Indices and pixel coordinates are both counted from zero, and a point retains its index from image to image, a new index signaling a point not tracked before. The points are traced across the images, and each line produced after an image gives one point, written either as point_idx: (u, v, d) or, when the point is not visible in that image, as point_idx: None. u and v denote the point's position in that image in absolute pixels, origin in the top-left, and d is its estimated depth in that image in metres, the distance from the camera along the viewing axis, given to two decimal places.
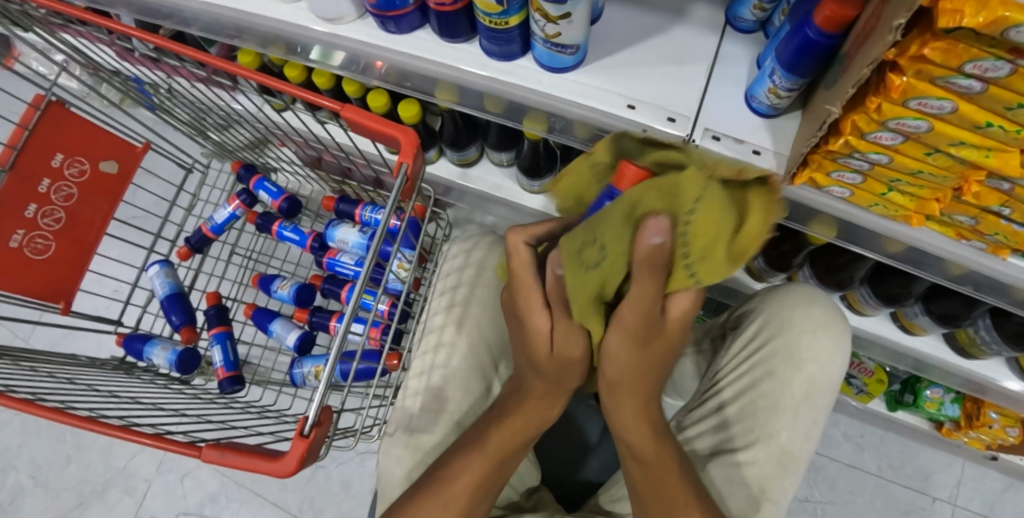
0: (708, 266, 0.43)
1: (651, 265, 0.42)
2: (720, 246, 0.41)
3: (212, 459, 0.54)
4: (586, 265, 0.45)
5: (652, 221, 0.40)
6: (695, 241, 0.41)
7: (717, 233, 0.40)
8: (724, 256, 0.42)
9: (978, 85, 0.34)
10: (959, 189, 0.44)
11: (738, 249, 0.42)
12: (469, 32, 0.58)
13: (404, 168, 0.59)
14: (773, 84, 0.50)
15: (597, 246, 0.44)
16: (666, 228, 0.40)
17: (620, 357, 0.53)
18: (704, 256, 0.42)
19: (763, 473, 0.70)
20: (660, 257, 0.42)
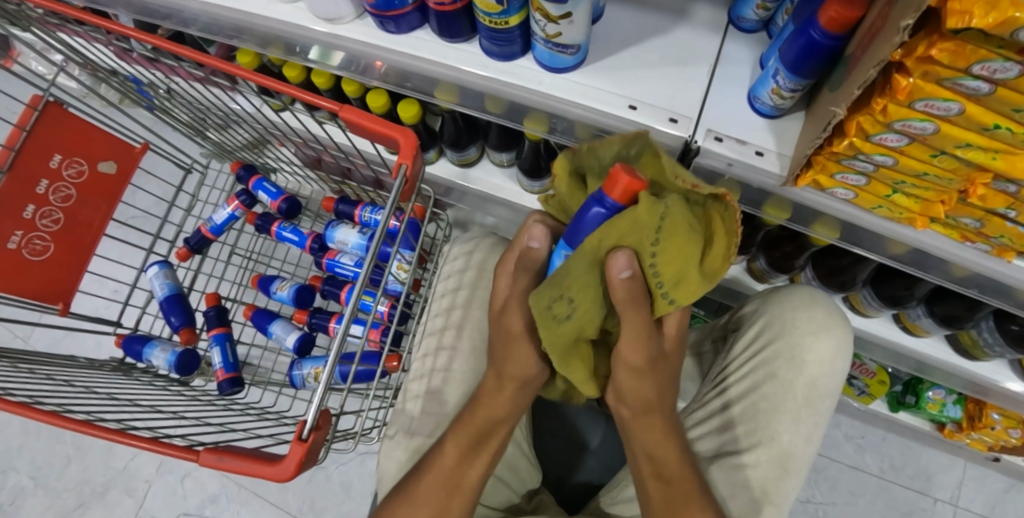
0: (682, 289, 0.49)
1: (633, 299, 0.48)
2: (691, 270, 0.47)
3: (210, 463, 0.54)
4: (559, 320, 0.50)
5: (617, 261, 0.45)
6: (665, 266, 0.47)
7: (683, 257, 0.46)
8: (695, 279, 0.48)
9: (987, 86, 0.33)
10: (964, 191, 0.44)
11: (707, 268, 0.48)
12: (469, 32, 0.58)
13: (404, 169, 0.58)
14: (776, 85, 0.49)
15: (566, 299, 0.48)
16: (631, 261, 0.45)
17: (636, 391, 0.57)
18: (676, 281, 0.48)
19: (764, 475, 0.69)
20: (636, 287, 0.47)
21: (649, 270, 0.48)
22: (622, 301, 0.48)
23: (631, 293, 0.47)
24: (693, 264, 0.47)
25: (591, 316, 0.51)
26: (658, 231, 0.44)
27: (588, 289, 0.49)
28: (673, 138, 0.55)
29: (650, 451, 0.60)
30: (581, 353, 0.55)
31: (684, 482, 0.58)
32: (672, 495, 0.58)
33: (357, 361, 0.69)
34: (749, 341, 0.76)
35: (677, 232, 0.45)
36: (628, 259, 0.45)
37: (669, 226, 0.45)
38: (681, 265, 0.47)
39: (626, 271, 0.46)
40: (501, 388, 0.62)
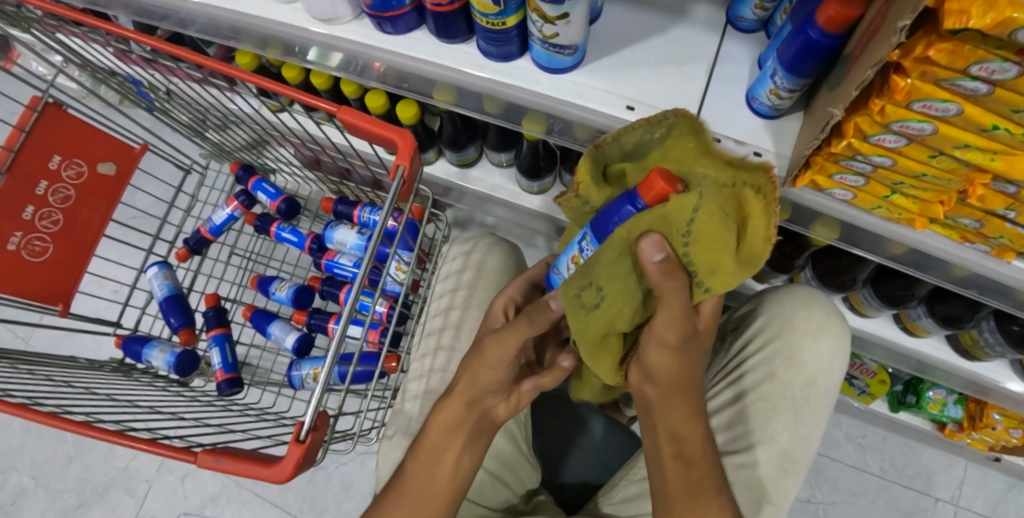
0: (718, 277, 0.48)
1: (670, 282, 0.47)
2: (726, 255, 0.46)
3: (207, 464, 0.54)
4: (586, 308, 0.50)
5: (650, 244, 0.45)
6: (701, 252, 0.46)
7: (718, 240, 0.46)
8: (730, 266, 0.47)
9: (985, 87, 0.33)
10: (963, 192, 0.44)
11: (740, 251, 0.47)
12: (466, 33, 0.57)
13: (401, 170, 0.58)
14: (774, 85, 0.49)
15: (595, 287, 0.49)
16: (663, 245, 0.45)
17: (666, 367, 0.56)
18: (710, 270, 0.48)
19: (760, 475, 0.69)
20: (671, 272, 0.47)
21: (683, 257, 0.47)
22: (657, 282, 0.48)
23: (664, 275, 0.47)
24: (729, 249, 0.46)
25: (623, 307, 0.51)
26: (692, 219, 0.45)
27: (619, 278, 0.48)
28: None
29: (673, 429, 0.59)
30: (610, 345, 0.55)
31: (701, 466, 0.58)
32: (690, 478, 0.58)
33: (356, 362, 0.69)
34: (748, 341, 0.75)
35: (710, 213, 0.45)
36: (657, 242, 0.45)
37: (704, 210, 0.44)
38: (716, 249, 0.46)
39: (659, 254, 0.45)
40: (498, 390, 0.62)
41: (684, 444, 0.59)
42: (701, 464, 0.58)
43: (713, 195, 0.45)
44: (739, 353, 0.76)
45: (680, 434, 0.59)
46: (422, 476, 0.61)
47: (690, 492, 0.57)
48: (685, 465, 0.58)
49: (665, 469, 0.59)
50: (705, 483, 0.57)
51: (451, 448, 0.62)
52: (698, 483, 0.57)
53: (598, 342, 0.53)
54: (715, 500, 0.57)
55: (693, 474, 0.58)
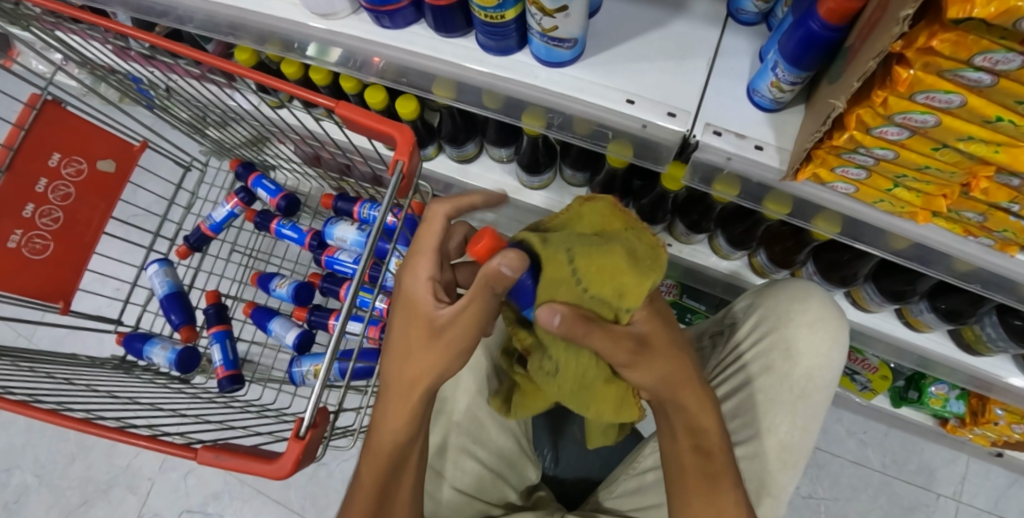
0: (630, 296, 0.52)
1: (583, 324, 0.50)
2: (630, 275, 0.50)
3: (207, 461, 0.53)
4: (549, 374, 0.57)
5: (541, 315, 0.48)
6: (600, 284, 0.50)
7: (620, 274, 0.50)
8: (634, 283, 0.51)
9: (988, 78, 0.33)
10: (966, 185, 0.43)
11: (641, 266, 0.51)
12: (464, 27, 0.57)
13: (400, 166, 0.58)
14: (776, 77, 0.48)
15: (551, 361, 0.56)
16: (557, 308, 0.49)
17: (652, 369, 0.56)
18: (619, 293, 0.51)
19: (761, 467, 0.70)
20: (579, 317, 0.49)
21: (594, 303, 0.51)
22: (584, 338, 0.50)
23: (575, 333, 0.49)
24: (627, 268, 0.50)
25: (582, 363, 0.56)
26: (572, 264, 0.49)
27: (553, 342, 0.54)
28: (671, 132, 0.54)
29: (691, 424, 0.59)
30: (602, 392, 0.58)
31: (720, 458, 0.59)
32: (708, 471, 0.58)
33: (357, 358, 0.67)
34: (746, 333, 0.75)
35: (601, 268, 0.50)
36: (548, 311, 0.48)
37: (590, 273, 0.50)
38: (618, 286, 0.51)
39: (506, 268, 0.46)
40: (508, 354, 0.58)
41: (702, 437, 0.59)
42: (718, 457, 0.59)
43: (593, 251, 0.50)
44: (738, 345, 0.76)
45: (698, 426, 0.59)
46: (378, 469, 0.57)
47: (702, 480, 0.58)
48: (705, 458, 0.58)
49: (683, 461, 0.59)
50: (722, 475, 0.58)
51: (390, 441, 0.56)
52: (715, 476, 0.58)
53: (586, 393, 0.58)
54: (731, 494, 0.58)
55: (710, 467, 0.58)
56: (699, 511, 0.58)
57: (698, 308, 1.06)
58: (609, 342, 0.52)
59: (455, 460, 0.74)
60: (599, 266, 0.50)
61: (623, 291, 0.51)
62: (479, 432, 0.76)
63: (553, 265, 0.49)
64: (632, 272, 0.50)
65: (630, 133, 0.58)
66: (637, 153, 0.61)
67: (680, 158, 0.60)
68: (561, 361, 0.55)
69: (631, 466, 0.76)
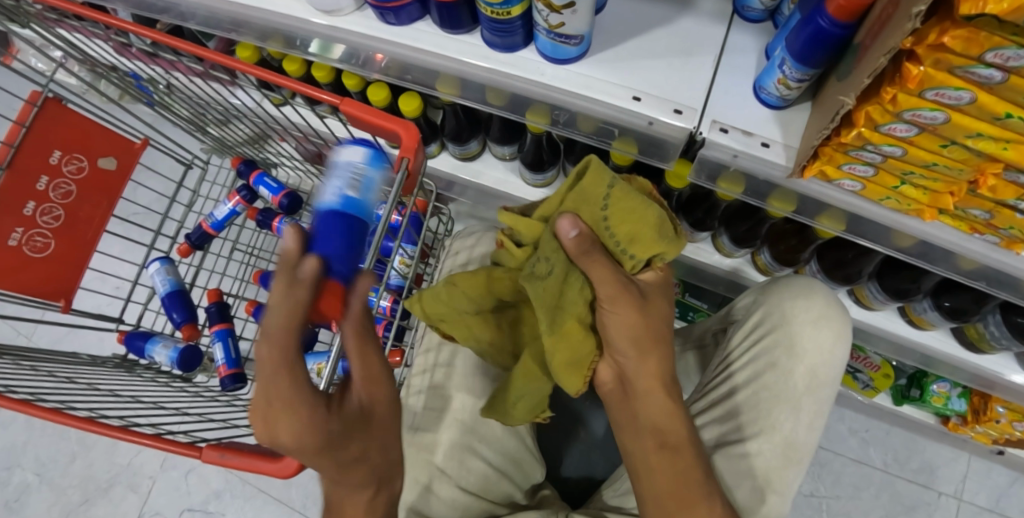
0: (640, 245, 0.58)
1: (588, 252, 0.56)
2: (650, 230, 0.57)
3: (213, 459, 0.54)
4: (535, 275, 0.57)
5: (564, 222, 0.55)
6: (620, 226, 0.57)
7: (641, 226, 0.57)
8: (650, 236, 0.57)
9: (999, 74, 0.32)
10: (974, 182, 0.43)
11: (661, 233, 0.58)
12: (471, 23, 0.57)
13: (405, 163, 0.57)
14: (783, 74, 0.48)
15: (546, 261, 0.57)
16: (573, 221, 0.55)
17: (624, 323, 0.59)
18: (632, 238, 0.58)
19: (766, 465, 0.69)
20: (589, 241, 0.56)
21: (608, 237, 0.58)
22: (582, 259, 0.56)
23: (582, 250, 0.56)
24: (652, 223, 0.57)
25: (570, 283, 0.58)
26: (607, 193, 0.57)
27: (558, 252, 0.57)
28: (677, 130, 0.54)
29: (652, 419, 0.61)
30: (569, 332, 0.58)
31: (687, 452, 0.60)
32: (676, 469, 0.59)
33: None
34: (749, 331, 0.76)
35: (625, 213, 0.57)
36: (572, 220, 0.55)
37: (616, 207, 0.57)
38: (630, 230, 0.57)
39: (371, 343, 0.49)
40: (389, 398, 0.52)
41: (668, 434, 0.61)
42: (685, 452, 0.60)
43: (627, 193, 0.57)
44: (740, 344, 0.76)
45: (661, 426, 0.61)
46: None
47: (674, 481, 0.59)
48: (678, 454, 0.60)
49: (652, 462, 0.60)
50: (689, 474, 0.59)
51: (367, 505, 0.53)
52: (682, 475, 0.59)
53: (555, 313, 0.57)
54: (700, 488, 0.59)
55: (678, 464, 0.59)
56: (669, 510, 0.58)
57: (700, 306, 1.06)
58: (609, 270, 0.57)
59: (460, 459, 0.75)
60: (624, 208, 0.57)
61: (635, 238, 0.57)
62: (481, 429, 0.77)
63: (596, 179, 0.57)
64: (652, 228, 0.57)
65: (636, 131, 0.57)
66: (642, 150, 0.61)
67: (686, 154, 0.60)
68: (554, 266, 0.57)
69: None
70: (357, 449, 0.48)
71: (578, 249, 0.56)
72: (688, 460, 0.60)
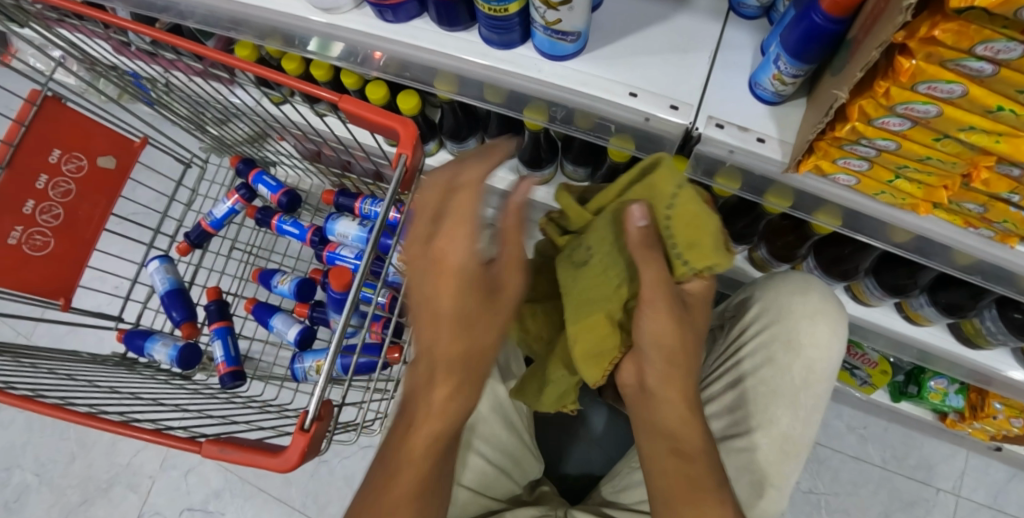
0: (697, 252, 0.56)
1: (646, 247, 0.54)
2: (707, 238, 0.56)
3: (212, 454, 0.54)
4: (575, 263, 0.62)
5: (634, 210, 0.54)
6: (678, 230, 0.56)
7: (700, 233, 0.56)
8: (708, 245, 0.56)
9: (990, 67, 0.33)
10: (967, 176, 0.44)
11: (719, 244, 0.56)
12: (468, 21, 0.57)
13: (403, 159, 0.57)
14: (777, 70, 0.49)
15: (585, 248, 0.61)
16: (643, 212, 0.54)
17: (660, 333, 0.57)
18: (690, 244, 0.56)
19: (764, 459, 0.70)
20: (650, 238, 0.54)
21: (665, 236, 0.57)
22: (637, 254, 0.55)
23: (645, 242, 0.54)
24: (711, 234, 0.56)
25: (608, 272, 0.60)
26: (675, 192, 0.56)
27: (604, 243, 0.59)
28: (674, 125, 0.54)
29: (668, 426, 0.59)
30: (596, 322, 0.59)
31: (700, 462, 0.57)
32: (688, 476, 0.57)
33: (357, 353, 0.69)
34: (747, 326, 0.76)
35: (688, 216, 0.56)
36: (642, 209, 0.54)
37: (681, 209, 0.56)
38: (689, 233, 0.56)
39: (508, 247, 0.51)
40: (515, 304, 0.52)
41: (681, 441, 0.58)
42: (698, 460, 0.57)
43: (690, 201, 0.56)
44: (739, 338, 0.76)
45: (673, 431, 0.59)
46: (433, 437, 0.52)
47: (685, 487, 0.56)
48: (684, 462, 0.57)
49: (664, 466, 0.58)
50: (703, 480, 0.56)
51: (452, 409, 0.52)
52: (697, 482, 0.56)
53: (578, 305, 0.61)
54: (715, 494, 0.56)
55: (689, 472, 0.57)
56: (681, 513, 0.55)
57: None
58: (660, 272, 0.55)
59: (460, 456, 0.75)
60: (687, 211, 0.56)
61: (692, 244, 0.56)
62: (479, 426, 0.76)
63: (666, 176, 0.56)
64: (712, 236, 0.56)
65: (634, 127, 0.58)
66: (639, 146, 0.62)
67: (682, 150, 0.61)
68: (595, 254, 0.60)
69: (633, 460, 0.77)
70: (478, 303, 0.49)
71: (641, 248, 0.54)
72: (702, 468, 0.57)
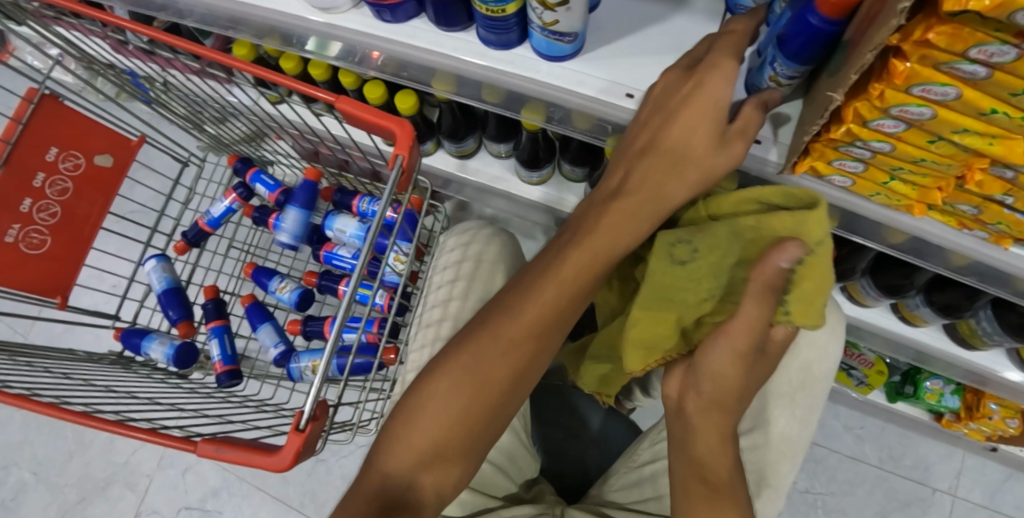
0: (803, 308, 0.48)
1: (767, 287, 0.47)
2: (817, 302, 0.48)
3: (208, 453, 0.54)
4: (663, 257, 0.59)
5: (795, 244, 0.45)
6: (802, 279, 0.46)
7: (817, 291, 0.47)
8: (818, 307, 0.48)
9: (983, 70, 0.33)
10: (962, 178, 0.44)
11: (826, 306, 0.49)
12: (466, 21, 0.57)
13: (400, 160, 0.58)
14: (773, 72, 0.49)
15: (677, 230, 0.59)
16: (795, 253, 0.45)
17: (722, 373, 0.54)
18: (803, 297, 0.48)
19: (760, 459, 0.70)
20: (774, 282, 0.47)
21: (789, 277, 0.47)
22: (751, 289, 0.48)
23: (769, 285, 0.47)
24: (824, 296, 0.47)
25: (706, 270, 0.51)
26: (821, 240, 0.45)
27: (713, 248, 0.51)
28: None
29: (697, 456, 0.58)
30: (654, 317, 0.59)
31: (725, 491, 0.56)
32: (714, 502, 0.56)
33: (354, 353, 0.69)
34: None
35: (818, 268, 0.46)
36: (796, 250, 0.45)
37: (817, 259, 0.45)
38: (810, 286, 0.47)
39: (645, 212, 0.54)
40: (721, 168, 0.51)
41: (708, 471, 0.57)
42: (722, 490, 0.56)
43: (823, 259, 0.45)
44: None
45: (703, 459, 0.57)
46: (582, 267, 0.56)
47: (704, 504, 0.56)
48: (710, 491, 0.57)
49: (687, 487, 0.58)
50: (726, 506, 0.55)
51: (623, 235, 0.55)
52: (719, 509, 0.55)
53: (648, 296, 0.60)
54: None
55: (714, 503, 0.56)
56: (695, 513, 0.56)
57: None
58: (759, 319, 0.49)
59: None
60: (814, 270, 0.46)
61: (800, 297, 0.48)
62: None
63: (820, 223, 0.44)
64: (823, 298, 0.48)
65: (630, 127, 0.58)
66: None
67: None
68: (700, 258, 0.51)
69: (630, 460, 0.77)
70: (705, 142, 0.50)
71: (759, 288, 0.47)
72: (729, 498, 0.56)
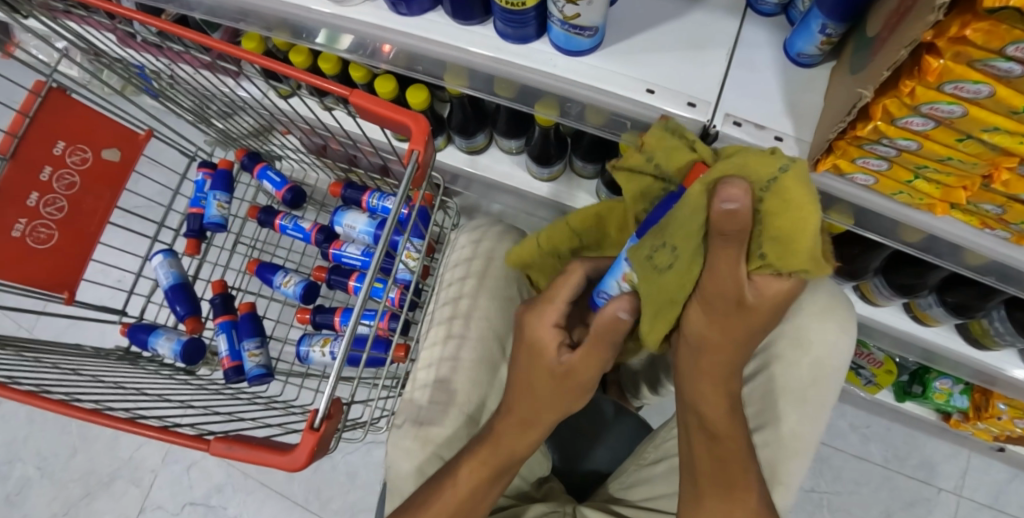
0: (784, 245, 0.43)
1: (726, 233, 0.41)
2: (806, 238, 0.42)
3: (220, 451, 0.54)
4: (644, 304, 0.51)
5: (727, 184, 0.39)
6: (774, 217, 0.41)
7: (798, 232, 0.42)
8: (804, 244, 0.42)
9: (1018, 68, 0.32)
10: (987, 176, 0.43)
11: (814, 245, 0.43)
12: (483, 15, 0.57)
13: (415, 155, 0.57)
14: (825, 37, 0.49)
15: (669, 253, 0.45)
16: (741, 190, 0.39)
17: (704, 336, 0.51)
18: (775, 235, 0.42)
19: (776, 457, 0.69)
20: (738, 225, 0.40)
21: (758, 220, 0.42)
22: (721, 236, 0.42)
23: (733, 226, 0.40)
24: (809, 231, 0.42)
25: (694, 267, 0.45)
26: (777, 175, 0.41)
27: (691, 237, 0.43)
28: (690, 122, 0.54)
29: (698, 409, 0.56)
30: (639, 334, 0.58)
31: (733, 444, 0.55)
32: (718, 455, 0.56)
33: (367, 350, 0.67)
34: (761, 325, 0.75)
35: (790, 193, 0.41)
36: (736, 188, 0.39)
37: (776, 187, 0.41)
38: (789, 229, 0.41)
39: (623, 312, 0.50)
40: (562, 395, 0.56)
41: (714, 426, 0.56)
42: (730, 441, 0.55)
43: (786, 191, 0.41)
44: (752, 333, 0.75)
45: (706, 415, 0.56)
46: (478, 470, 0.59)
47: (719, 475, 0.55)
48: (710, 441, 0.56)
49: (693, 444, 0.58)
50: (735, 460, 0.55)
51: (519, 446, 0.60)
52: (726, 473, 0.55)
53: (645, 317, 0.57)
54: (745, 484, 0.55)
55: (717, 450, 0.56)
56: (711, 512, 0.55)
57: None
58: (727, 264, 0.44)
59: None
60: (786, 204, 0.41)
61: (775, 238, 0.42)
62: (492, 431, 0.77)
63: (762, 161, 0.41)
64: (811, 237, 0.42)
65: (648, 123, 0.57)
66: None
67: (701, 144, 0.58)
68: (682, 256, 0.44)
69: (639, 458, 0.77)
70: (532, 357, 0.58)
71: (717, 244, 0.42)
72: (743, 458, 0.56)
